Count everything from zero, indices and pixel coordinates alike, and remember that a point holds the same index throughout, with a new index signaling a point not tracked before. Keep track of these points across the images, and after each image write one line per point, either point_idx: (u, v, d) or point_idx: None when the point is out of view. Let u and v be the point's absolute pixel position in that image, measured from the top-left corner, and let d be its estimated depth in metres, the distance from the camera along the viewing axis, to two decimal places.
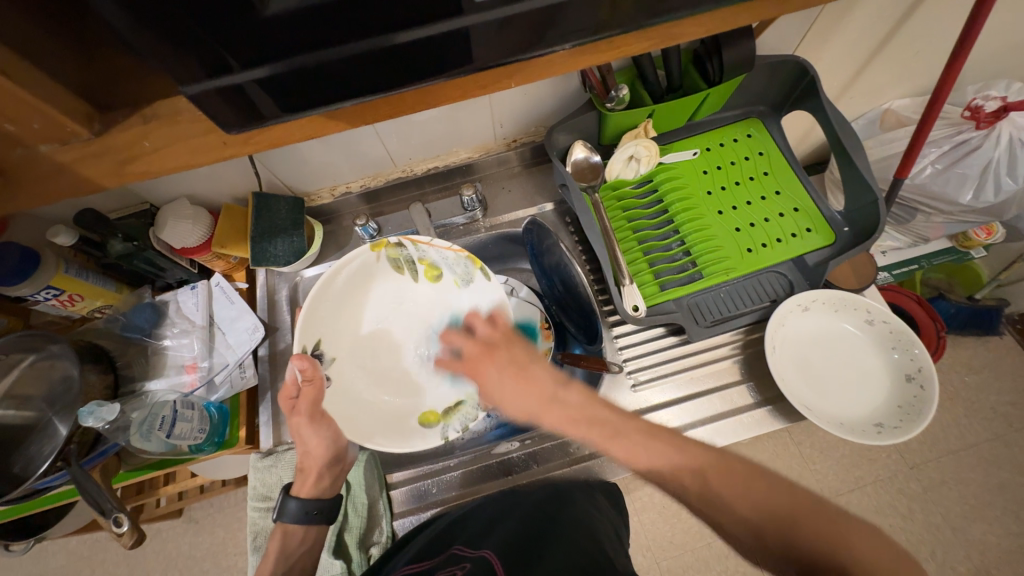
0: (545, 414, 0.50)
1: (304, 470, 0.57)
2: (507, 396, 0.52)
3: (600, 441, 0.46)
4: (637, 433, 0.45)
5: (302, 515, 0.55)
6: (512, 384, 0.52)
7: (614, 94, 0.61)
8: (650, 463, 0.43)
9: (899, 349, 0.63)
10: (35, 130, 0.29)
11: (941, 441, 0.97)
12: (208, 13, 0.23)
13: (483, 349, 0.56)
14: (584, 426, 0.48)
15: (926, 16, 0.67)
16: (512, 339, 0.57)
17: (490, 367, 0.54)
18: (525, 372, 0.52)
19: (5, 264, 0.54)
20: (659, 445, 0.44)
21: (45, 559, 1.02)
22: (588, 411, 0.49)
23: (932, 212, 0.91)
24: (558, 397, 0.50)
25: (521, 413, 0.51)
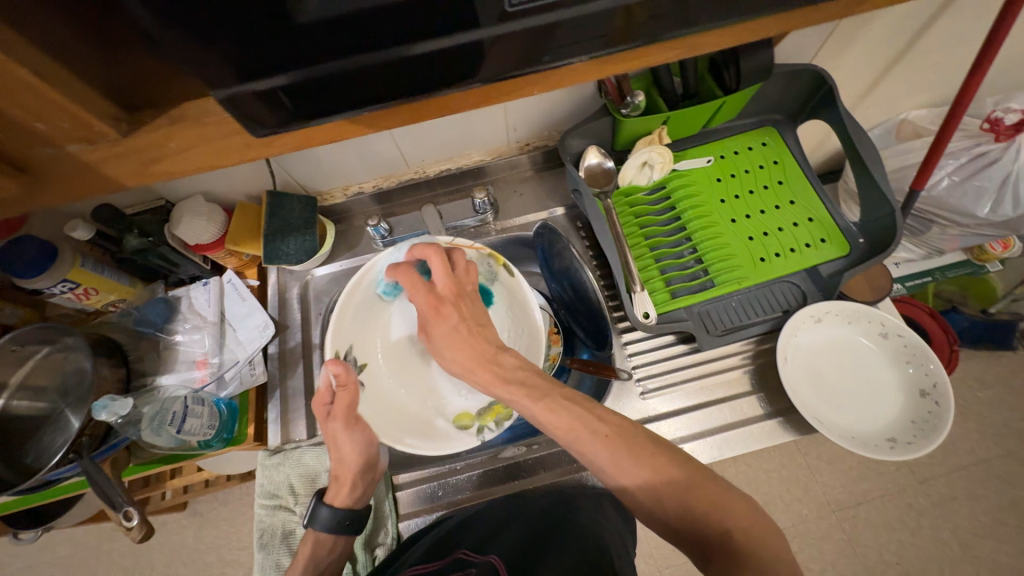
0: (478, 373, 0.50)
1: (338, 478, 0.56)
2: (450, 343, 0.51)
3: (527, 402, 0.48)
4: (562, 398, 0.48)
5: (335, 525, 0.56)
6: (463, 335, 0.51)
7: (629, 99, 0.61)
8: (568, 424, 0.46)
9: (913, 363, 0.62)
10: (65, 130, 0.28)
11: (951, 456, 0.96)
12: (239, 20, 0.24)
13: (447, 292, 0.52)
14: (517, 390, 0.48)
15: (947, 26, 0.66)
16: (474, 296, 0.54)
17: (445, 321, 0.51)
18: (468, 331, 0.51)
19: (24, 257, 0.55)
20: (584, 413, 0.47)
21: (51, 548, 1.03)
22: (525, 378, 0.50)
23: (948, 224, 0.90)
24: (500, 360, 0.51)
25: (455, 362, 0.51)
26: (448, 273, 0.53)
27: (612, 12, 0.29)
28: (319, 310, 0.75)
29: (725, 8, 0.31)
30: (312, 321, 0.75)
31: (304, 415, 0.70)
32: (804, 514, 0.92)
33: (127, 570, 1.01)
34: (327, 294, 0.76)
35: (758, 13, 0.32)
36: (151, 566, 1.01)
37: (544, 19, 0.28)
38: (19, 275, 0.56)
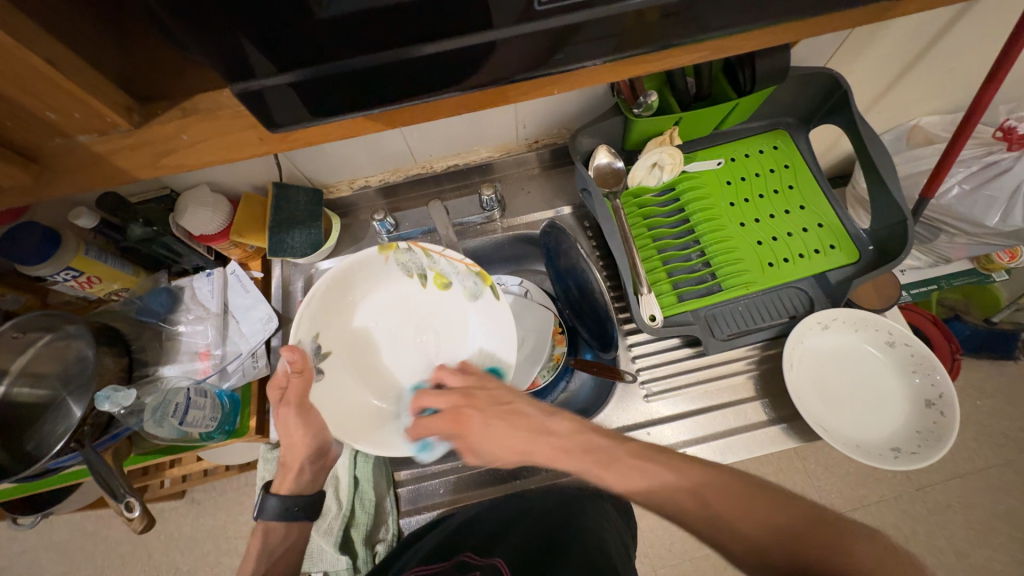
0: (537, 448, 0.49)
1: (286, 465, 0.57)
2: (490, 440, 0.51)
3: (595, 471, 0.45)
4: (627, 459, 0.44)
5: (282, 512, 0.55)
6: (496, 426, 0.51)
7: (642, 99, 0.60)
8: (643, 487, 0.42)
9: (920, 373, 0.62)
10: (76, 118, 0.28)
11: (949, 464, 0.96)
12: (255, 17, 0.23)
13: (461, 400, 0.54)
14: (580, 459, 0.47)
15: (965, 32, 0.65)
16: (483, 382, 0.56)
17: (473, 417, 0.52)
18: (500, 420, 0.52)
19: (27, 244, 0.55)
20: (652, 468, 0.43)
21: (49, 533, 1.03)
22: (581, 441, 0.48)
23: (957, 232, 0.89)
24: (547, 428, 0.50)
25: (513, 456, 0.50)
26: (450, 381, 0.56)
27: (632, 14, 0.28)
28: None
29: (749, 12, 0.30)
30: None
31: None
32: None
33: (124, 557, 1.01)
34: None
35: (781, 18, 0.31)
36: (148, 553, 1.01)
37: (561, 20, 0.27)
38: (22, 261, 0.55)
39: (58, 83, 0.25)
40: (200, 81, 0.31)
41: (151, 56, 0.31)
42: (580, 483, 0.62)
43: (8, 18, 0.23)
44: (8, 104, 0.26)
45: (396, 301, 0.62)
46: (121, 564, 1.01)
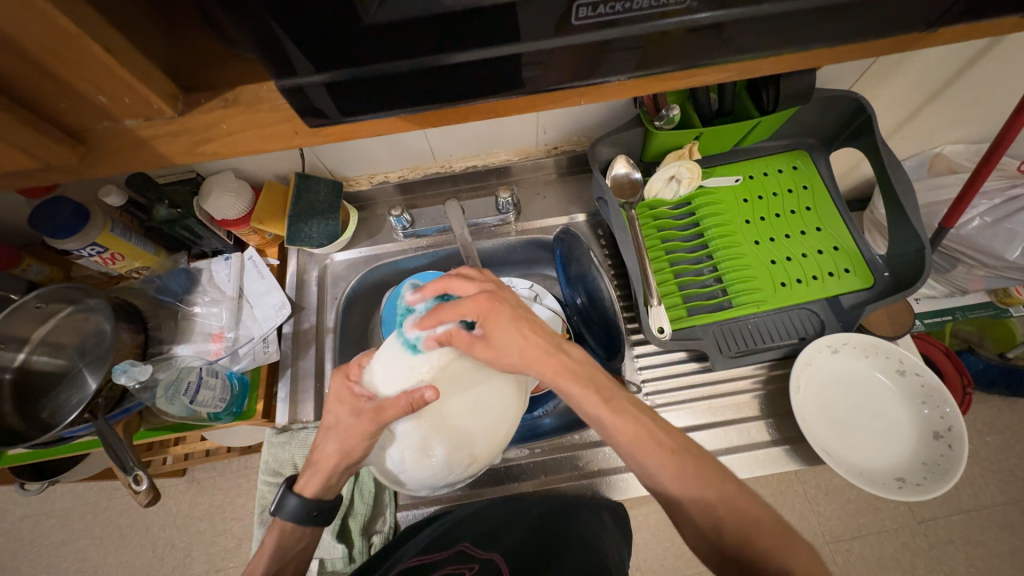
0: (544, 365, 0.46)
1: (314, 467, 0.51)
2: (507, 342, 0.47)
3: (593, 402, 0.45)
4: (627, 402, 0.45)
5: (302, 516, 0.52)
6: (512, 333, 0.47)
7: (664, 112, 0.61)
8: (632, 435, 0.43)
9: (929, 405, 0.61)
10: (122, 105, 0.29)
11: (954, 498, 0.94)
12: (305, 22, 0.24)
13: (485, 296, 0.49)
14: (577, 385, 0.46)
15: (995, 62, 0.65)
16: (504, 289, 0.51)
17: (504, 311, 0.48)
18: (528, 319, 0.49)
19: (57, 217, 0.56)
20: (645, 421, 0.44)
21: (53, 500, 1.05)
22: (588, 371, 0.47)
23: (974, 264, 0.88)
24: (562, 347, 0.49)
25: (522, 360, 0.47)
26: (471, 285, 0.51)
27: (664, 32, 0.29)
28: (335, 294, 0.76)
29: (781, 37, 0.30)
30: (327, 306, 0.75)
31: (313, 396, 0.70)
32: None
33: (122, 531, 1.03)
34: (345, 279, 0.77)
35: (810, 44, 0.32)
36: (147, 528, 1.03)
37: (594, 35, 0.28)
38: (51, 234, 0.57)
39: (107, 64, 0.26)
40: (235, 71, 0.32)
41: (195, 48, 0.32)
42: (579, 490, 0.62)
43: (71, 7, 0.24)
44: (63, 88, 0.27)
45: (419, 473, 0.48)
46: (120, 535, 1.03)
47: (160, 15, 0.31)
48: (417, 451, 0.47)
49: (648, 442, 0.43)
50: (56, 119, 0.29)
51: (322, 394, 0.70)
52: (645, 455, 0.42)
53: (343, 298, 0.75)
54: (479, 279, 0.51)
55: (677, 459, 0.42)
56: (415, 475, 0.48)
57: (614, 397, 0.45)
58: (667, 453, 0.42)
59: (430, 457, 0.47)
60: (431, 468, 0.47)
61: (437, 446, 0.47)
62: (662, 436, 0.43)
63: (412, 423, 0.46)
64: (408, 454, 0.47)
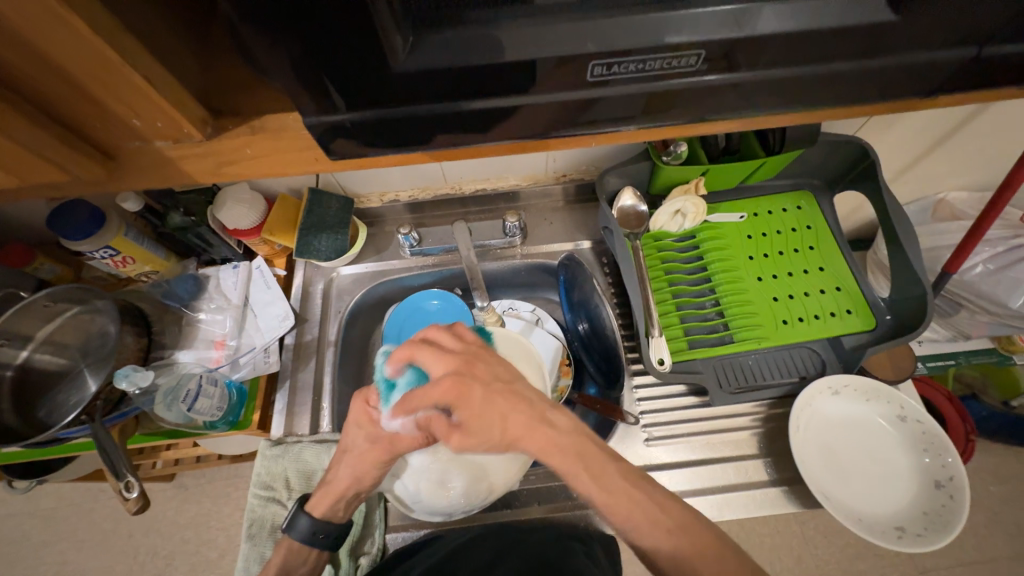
0: (531, 439, 0.41)
1: (327, 489, 0.52)
2: (483, 420, 0.42)
3: (582, 475, 0.41)
4: (621, 479, 0.41)
5: (309, 538, 0.51)
6: (495, 404, 0.42)
7: (672, 148, 0.63)
8: (629, 516, 0.40)
9: (930, 453, 0.61)
10: (154, 127, 0.30)
11: (956, 549, 0.92)
12: (340, 65, 0.26)
13: (459, 367, 0.43)
14: (570, 462, 0.41)
15: (994, 117, 0.67)
16: (483, 354, 0.45)
17: (474, 392, 0.42)
18: (505, 393, 0.43)
19: (74, 220, 0.58)
20: (642, 499, 0.41)
21: (37, 499, 1.04)
22: (576, 445, 0.42)
23: (978, 310, 0.88)
24: (548, 419, 0.43)
25: (495, 446, 0.42)
26: (440, 355, 0.44)
27: (676, 88, 0.30)
28: (339, 308, 0.76)
29: (788, 96, 0.32)
30: (330, 319, 0.75)
31: (309, 410, 0.69)
32: None
33: (104, 535, 1.01)
34: (349, 293, 0.77)
35: (816, 105, 0.33)
36: (129, 533, 1.01)
37: (611, 89, 0.30)
38: (67, 236, 0.58)
39: (143, 88, 0.27)
40: (263, 100, 0.33)
41: (228, 73, 0.33)
42: (573, 521, 0.61)
43: (117, 36, 0.25)
44: (101, 109, 0.28)
45: (433, 499, 0.51)
46: (101, 539, 1.01)
47: (198, 43, 0.33)
48: (433, 482, 0.50)
49: (642, 517, 0.40)
50: (88, 136, 0.31)
51: (319, 407, 0.70)
52: (637, 531, 0.40)
53: (346, 312, 0.76)
54: (457, 342, 0.45)
55: (673, 534, 0.39)
56: (432, 503, 0.51)
57: (607, 470, 0.41)
58: (664, 532, 0.39)
59: (447, 489, 0.50)
60: (447, 499, 0.51)
61: (454, 480, 0.49)
62: (666, 518, 0.40)
63: (427, 457, 0.49)
64: (425, 486, 0.50)
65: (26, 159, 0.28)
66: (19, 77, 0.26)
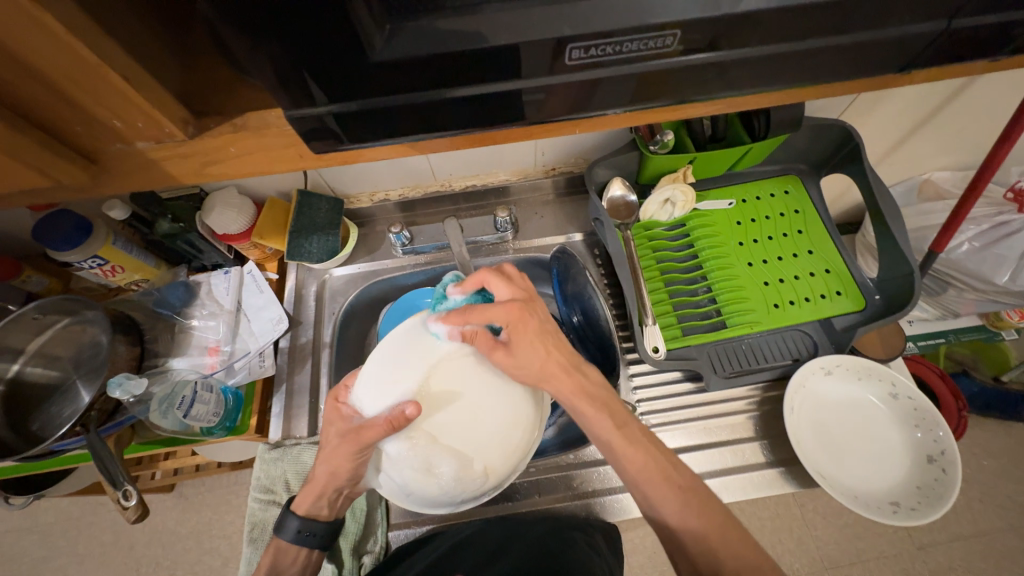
0: (564, 381, 0.49)
1: (310, 486, 0.52)
2: (529, 356, 0.48)
3: (609, 429, 0.48)
4: (642, 435, 0.48)
5: (296, 538, 0.52)
6: (539, 346, 0.49)
7: (658, 137, 0.63)
8: (648, 473, 0.46)
9: (922, 428, 0.62)
10: (136, 128, 0.30)
11: (952, 524, 0.93)
12: (319, 59, 0.26)
13: (524, 300, 0.51)
14: (600, 414, 0.49)
15: (974, 95, 0.68)
16: (534, 302, 0.52)
17: (532, 321, 0.50)
18: (551, 336, 0.51)
19: (60, 230, 0.57)
20: (658, 455, 0.47)
21: (35, 515, 1.03)
22: (605, 398, 0.50)
23: (965, 288, 0.89)
24: (581, 369, 0.51)
25: (534, 380, 0.48)
26: (509, 285, 0.52)
27: (657, 70, 0.30)
28: (333, 309, 0.76)
29: (768, 75, 0.32)
30: (325, 321, 0.75)
31: (307, 412, 0.69)
32: (795, 568, 0.90)
33: (105, 548, 1.00)
34: (343, 294, 0.77)
35: (795, 84, 0.33)
36: (130, 545, 1.01)
37: (591, 74, 0.30)
38: (53, 246, 0.58)
39: (123, 90, 0.27)
40: (245, 99, 0.33)
41: (209, 73, 0.33)
42: (574, 512, 0.61)
43: (94, 37, 0.25)
44: (81, 111, 0.28)
45: (421, 489, 0.46)
46: (102, 552, 1.00)
47: (177, 44, 0.33)
48: (419, 469, 0.45)
49: (659, 472, 0.46)
50: (70, 140, 0.30)
51: (317, 409, 0.70)
52: (653, 490, 0.45)
53: (341, 313, 0.75)
54: (510, 289, 0.51)
55: (687, 498, 0.45)
56: (419, 493, 0.46)
57: (628, 426, 0.49)
58: (678, 489, 0.45)
59: (434, 474, 0.45)
60: (435, 488, 0.46)
61: (440, 463, 0.45)
62: (688, 496, 0.45)
63: (403, 444, 0.45)
64: (410, 474, 0.45)
65: (8, 165, 0.28)
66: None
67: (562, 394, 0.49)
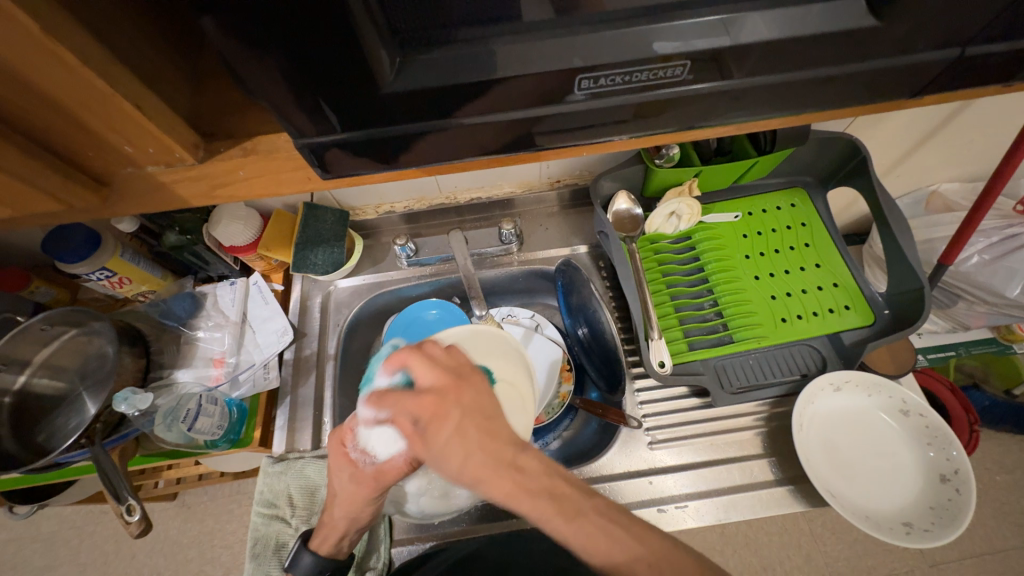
0: (489, 483, 0.39)
1: (326, 527, 0.51)
2: (451, 452, 0.40)
3: (557, 522, 0.38)
4: (604, 520, 0.39)
5: (314, 574, 0.51)
6: (464, 439, 0.40)
7: (664, 151, 0.64)
8: (619, 560, 0.37)
9: (935, 446, 0.60)
10: (148, 153, 0.30)
11: (965, 541, 0.91)
12: (332, 90, 0.26)
13: (445, 387, 0.42)
14: (543, 503, 0.39)
15: (981, 109, 0.68)
16: (464, 383, 0.42)
17: (451, 413, 0.41)
18: (473, 426, 0.41)
19: (70, 242, 0.58)
20: (631, 543, 0.38)
21: (38, 524, 1.03)
22: (552, 488, 0.40)
23: (975, 300, 0.88)
24: (520, 464, 0.40)
25: (465, 474, 0.40)
26: (434, 365, 0.43)
27: (665, 98, 0.30)
28: (337, 321, 0.76)
29: (778, 102, 0.32)
30: (330, 332, 0.75)
31: (310, 425, 0.69)
32: None
33: (107, 558, 1.00)
34: (347, 306, 0.77)
35: (808, 108, 0.33)
36: (132, 555, 1.00)
37: (601, 101, 0.30)
38: (61, 259, 0.58)
39: (135, 116, 0.27)
40: (257, 121, 0.33)
41: (220, 97, 0.34)
42: None
43: (108, 68, 0.25)
44: (94, 137, 0.29)
45: (437, 509, 0.53)
46: (104, 562, 1.00)
47: (189, 68, 0.34)
48: (438, 496, 0.51)
49: (634, 562, 0.37)
50: (82, 164, 0.31)
51: (320, 422, 0.70)
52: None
53: (345, 325, 0.75)
54: (444, 358, 0.43)
55: None
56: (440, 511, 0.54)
57: (583, 514, 0.39)
58: None
59: (454, 497, 0.52)
60: (456, 502, 0.53)
61: (456, 492, 0.51)
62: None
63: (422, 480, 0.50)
64: (432, 501, 0.52)
65: (17, 188, 0.28)
66: (13, 110, 0.26)
67: (536, 422, 0.45)
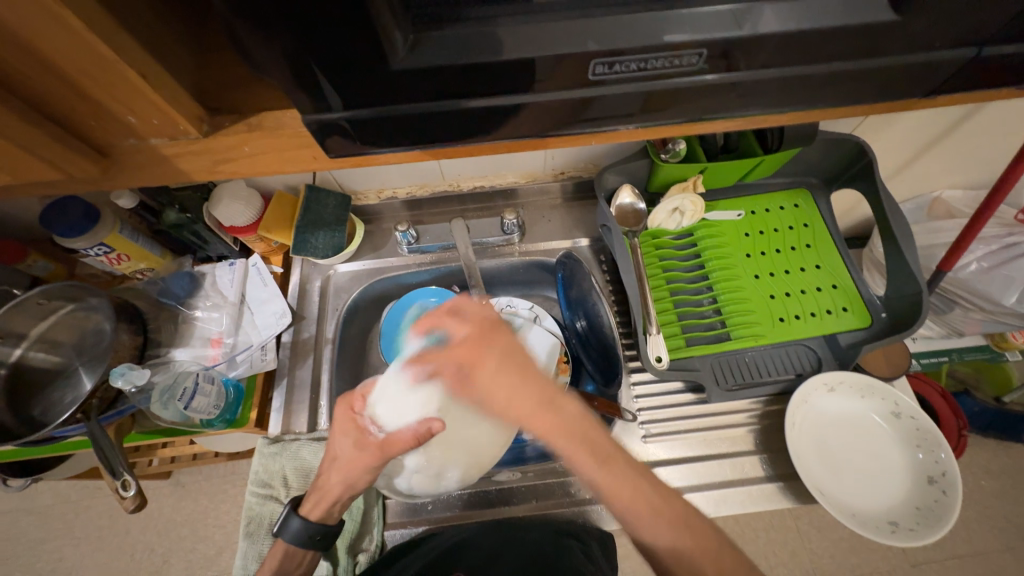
0: (534, 419, 0.42)
1: (320, 493, 0.52)
2: (496, 390, 0.43)
3: (586, 462, 0.41)
4: (627, 468, 0.41)
5: (304, 539, 0.51)
6: (506, 378, 0.43)
7: (670, 146, 0.63)
8: (631, 503, 0.40)
9: (923, 449, 0.61)
10: (151, 125, 0.30)
11: (948, 543, 0.93)
12: (338, 66, 0.26)
13: (477, 335, 0.45)
14: (574, 442, 0.41)
15: (988, 116, 0.67)
16: (500, 328, 0.46)
17: (493, 353, 0.44)
18: (520, 362, 0.44)
19: (68, 216, 0.57)
20: (646, 488, 0.41)
21: (34, 496, 1.04)
22: (584, 427, 0.42)
23: (971, 307, 0.88)
24: (558, 403, 0.43)
25: (507, 411, 0.43)
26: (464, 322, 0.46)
27: (675, 89, 0.30)
28: (336, 305, 0.76)
29: (788, 97, 0.32)
30: (327, 317, 0.75)
31: (307, 407, 0.69)
32: None
33: (101, 533, 1.00)
34: (347, 291, 0.77)
35: (818, 104, 0.32)
36: (126, 530, 1.01)
37: (611, 89, 0.29)
38: (59, 232, 0.58)
39: (138, 86, 0.27)
40: (262, 98, 0.33)
41: (225, 72, 0.33)
42: (570, 518, 0.61)
43: (113, 34, 0.25)
44: (95, 105, 0.28)
45: (425, 489, 0.53)
46: (99, 536, 1.00)
47: (195, 42, 0.33)
48: (429, 476, 0.52)
49: (646, 506, 0.40)
50: (83, 135, 0.30)
51: (317, 405, 0.70)
52: (639, 519, 0.40)
53: (344, 310, 0.75)
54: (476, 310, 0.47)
55: (672, 527, 0.40)
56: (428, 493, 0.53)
57: (611, 459, 0.41)
58: (666, 522, 0.40)
59: (445, 479, 0.52)
60: (445, 486, 0.53)
61: (449, 472, 0.52)
62: (660, 503, 0.41)
63: (419, 458, 0.50)
64: (421, 482, 0.52)
65: (18, 156, 0.28)
66: (16, 76, 0.26)
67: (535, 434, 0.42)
